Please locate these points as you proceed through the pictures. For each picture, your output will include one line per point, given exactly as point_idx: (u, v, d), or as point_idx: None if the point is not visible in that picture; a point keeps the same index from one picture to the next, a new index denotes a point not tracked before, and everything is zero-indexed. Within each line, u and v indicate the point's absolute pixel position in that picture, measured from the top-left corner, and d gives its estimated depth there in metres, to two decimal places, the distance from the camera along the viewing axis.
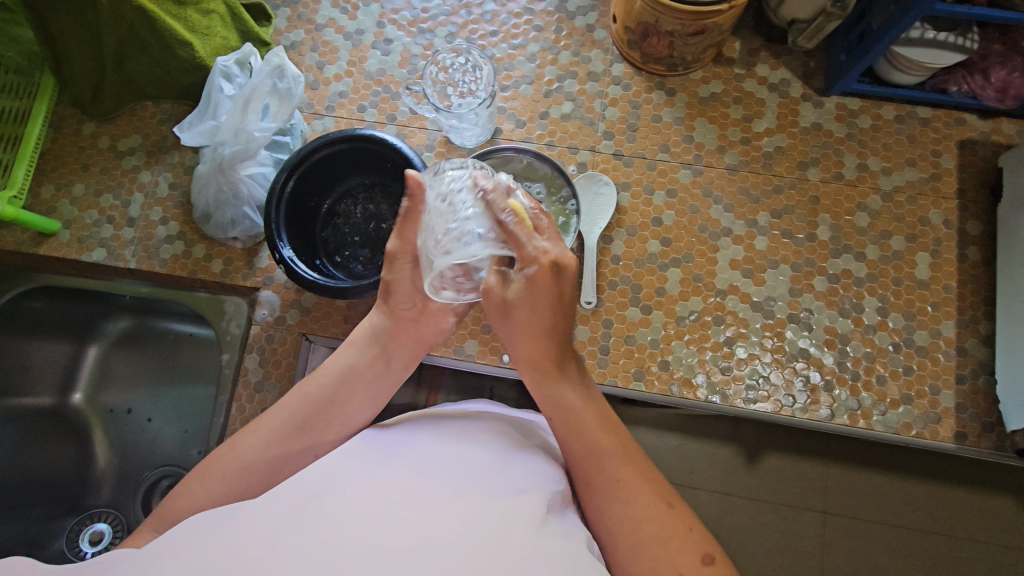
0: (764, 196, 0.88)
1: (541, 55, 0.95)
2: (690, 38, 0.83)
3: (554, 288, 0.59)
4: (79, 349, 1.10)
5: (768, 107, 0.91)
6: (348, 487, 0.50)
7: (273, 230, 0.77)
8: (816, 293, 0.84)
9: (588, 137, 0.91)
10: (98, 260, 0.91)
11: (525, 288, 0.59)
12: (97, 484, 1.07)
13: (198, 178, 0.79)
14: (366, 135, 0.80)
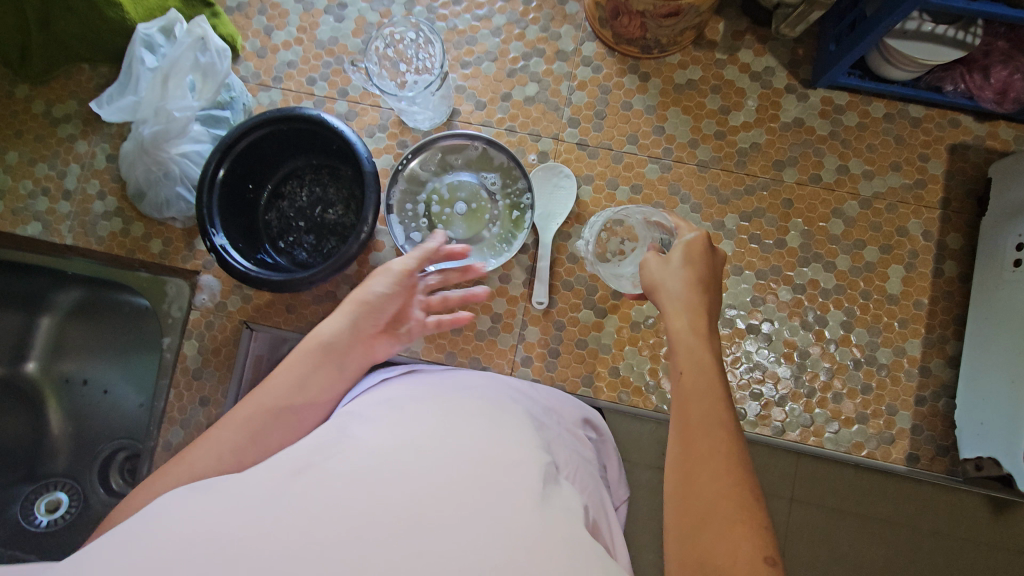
0: (734, 197, 0.82)
1: (507, 29, 0.87)
2: (663, 20, 0.75)
3: (705, 261, 0.62)
4: (33, 320, 1.09)
5: (747, 98, 0.84)
6: (360, 445, 0.47)
7: (204, 216, 0.73)
8: (779, 303, 0.80)
9: (551, 124, 0.85)
10: (33, 234, 0.87)
11: (683, 262, 0.62)
12: (54, 452, 1.08)
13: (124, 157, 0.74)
14: (304, 115, 0.75)
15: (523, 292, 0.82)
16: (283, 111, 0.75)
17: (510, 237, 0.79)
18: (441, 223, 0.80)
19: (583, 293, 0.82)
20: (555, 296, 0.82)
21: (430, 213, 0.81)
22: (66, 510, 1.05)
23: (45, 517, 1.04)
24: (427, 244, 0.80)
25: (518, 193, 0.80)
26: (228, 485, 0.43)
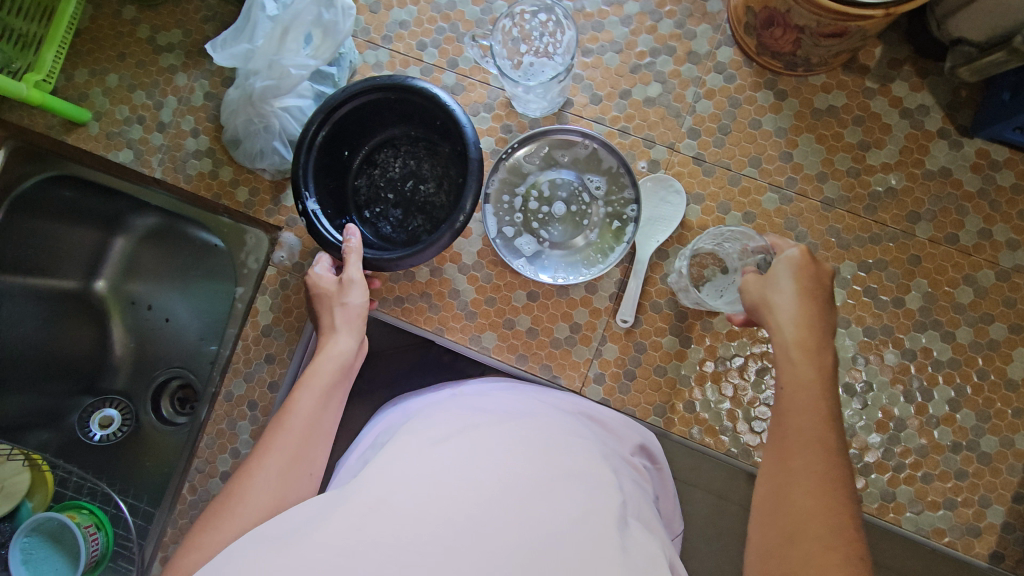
0: (856, 244, 0.75)
1: (638, 19, 0.80)
2: (823, 39, 0.67)
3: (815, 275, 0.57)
4: (107, 237, 1.03)
5: (892, 136, 0.76)
6: (409, 465, 0.50)
7: (299, 176, 0.70)
8: (883, 367, 0.74)
9: (669, 131, 0.79)
10: (124, 162, 0.86)
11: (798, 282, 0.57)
12: (115, 370, 1.05)
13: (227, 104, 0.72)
14: (416, 88, 0.70)
15: (608, 306, 0.78)
16: (395, 82, 0.70)
17: (606, 248, 0.75)
18: (536, 221, 0.76)
19: (671, 319, 0.77)
20: (642, 316, 0.78)
21: (527, 208, 0.76)
22: (119, 427, 1.02)
23: (101, 431, 1.01)
24: (519, 240, 0.76)
25: (622, 202, 0.75)
26: (321, 528, 0.45)
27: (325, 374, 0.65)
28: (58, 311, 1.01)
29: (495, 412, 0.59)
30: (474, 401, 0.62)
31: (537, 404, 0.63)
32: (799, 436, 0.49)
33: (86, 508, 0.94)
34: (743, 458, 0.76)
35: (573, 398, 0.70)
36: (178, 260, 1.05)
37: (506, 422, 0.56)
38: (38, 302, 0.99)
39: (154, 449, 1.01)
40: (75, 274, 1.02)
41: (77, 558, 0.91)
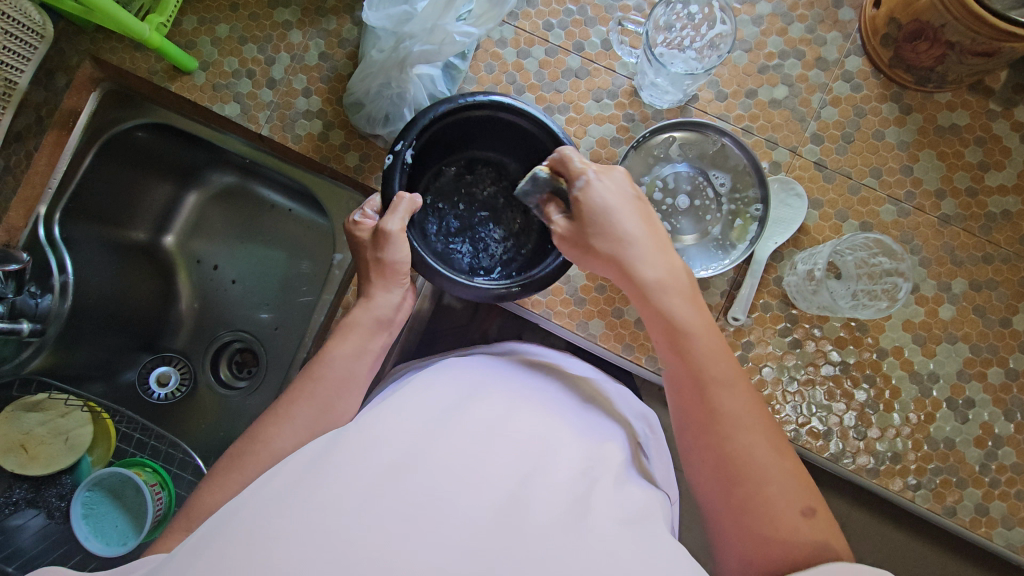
0: (969, 262, 0.77)
1: (770, 20, 0.80)
2: (970, 57, 0.68)
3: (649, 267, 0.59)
4: (179, 192, 0.97)
5: (1011, 159, 0.77)
6: (395, 427, 0.48)
7: (416, 122, 0.65)
8: (986, 384, 0.75)
9: (793, 134, 0.79)
10: (230, 115, 0.85)
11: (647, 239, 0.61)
12: (175, 327, 0.99)
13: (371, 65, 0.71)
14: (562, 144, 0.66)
15: (719, 303, 0.78)
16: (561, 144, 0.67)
17: (728, 245, 0.76)
18: (660, 212, 0.77)
19: (781, 320, 0.77)
20: (752, 316, 0.77)
21: (651, 198, 0.77)
22: (178, 385, 0.97)
23: (159, 391, 0.95)
24: None
25: (747, 201, 0.75)
26: (321, 477, 0.43)
27: (360, 327, 0.64)
28: (124, 262, 0.94)
29: (476, 377, 0.59)
30: (456, 367, 0.61)
31: (523, 371, 0.63)
32: (740, 461, 0.50)
33: (150, 466, 0.86)
34: (840, 463, 0.75)
35: (559, 358, 0.70)
36: (246, 219, 0.99)
37: (488, 387, 0.57)
38: (105, 250, 0.92)
39: (212, 413, 0.95)
40: (143, 225, 0.96)
41: (141, 517, 0.82)
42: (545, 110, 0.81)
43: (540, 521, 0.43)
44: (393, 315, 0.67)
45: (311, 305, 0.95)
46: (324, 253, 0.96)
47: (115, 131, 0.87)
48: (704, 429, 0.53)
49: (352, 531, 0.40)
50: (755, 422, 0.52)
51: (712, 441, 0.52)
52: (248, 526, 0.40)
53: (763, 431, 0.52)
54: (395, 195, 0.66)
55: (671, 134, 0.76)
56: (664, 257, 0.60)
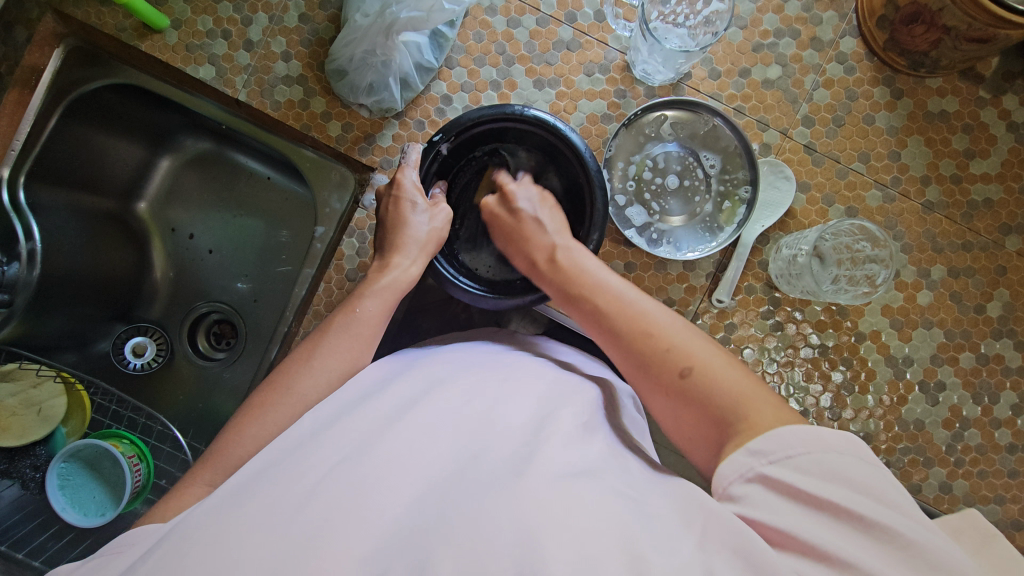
0: (949, 248, 0.78)
1: None
2: (965, 43, 0.68)
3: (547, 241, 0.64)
4: (151, 156, 0.93)
5: (996, 148, 0.78)
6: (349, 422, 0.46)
7: (453, 121, 0.67)
8: (957, 368, 0.77)
9: (784, 116, 0.78)
10: (205, 78, 0.82)
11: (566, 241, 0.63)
12: (150, 297, 0.97)
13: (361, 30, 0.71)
14: (586, 163, 0.66)
15: (704, 285, 0.78)
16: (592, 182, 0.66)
17: (715, 227, 0.76)
18: (649, 192, 0.77)
19: (764, 303, 0.78)
20: (736, 298, 0.78)
21: (640, 177, 0.77)
22: (154, 356, 0.95)
23: (134, 360, 0.93)
24: (630, 210, 0.77)
25: (736, 183, 0.75)
26: (267, 476, 0.42)
27: (391, 289, 0.62)
28: (95, 231, 0.90)
29: (440, 362, 0.57)
30: (432, 358, 0.58)
31: (494, 355, 0.60)
32: (682, 385, 0.48)
33: (127, 437, 0.84)
34: None
35: (544, 347, 0.68)
36: (220, 187, 0.95)
37: (445, 372, 0.54)
38: (75, 218, 0.87)
39: (190, 384, 0.94)
40: (114, 192, 0.92)
41: (118, 488, 0.81)
42: (536, 83, 0.79)
43: (486, 492, 0.41)
44: (411, 286, 0.65)
45: (289, 278, 0.93)
46: (304, 224, 0.93)
47: (82, 93, 0.81)
48: (616, 347, 0.54)
49: (287, 524, 0.38)
50: (650, 319, 0.53)
51: (628, 356, 0.53)
52: (188, 537, 0.38)
53: (664, 321, 0.53)
54: (439, 202, 0.70)
55: (697, 140, 0.77)
56: (549, 221, 0.66)
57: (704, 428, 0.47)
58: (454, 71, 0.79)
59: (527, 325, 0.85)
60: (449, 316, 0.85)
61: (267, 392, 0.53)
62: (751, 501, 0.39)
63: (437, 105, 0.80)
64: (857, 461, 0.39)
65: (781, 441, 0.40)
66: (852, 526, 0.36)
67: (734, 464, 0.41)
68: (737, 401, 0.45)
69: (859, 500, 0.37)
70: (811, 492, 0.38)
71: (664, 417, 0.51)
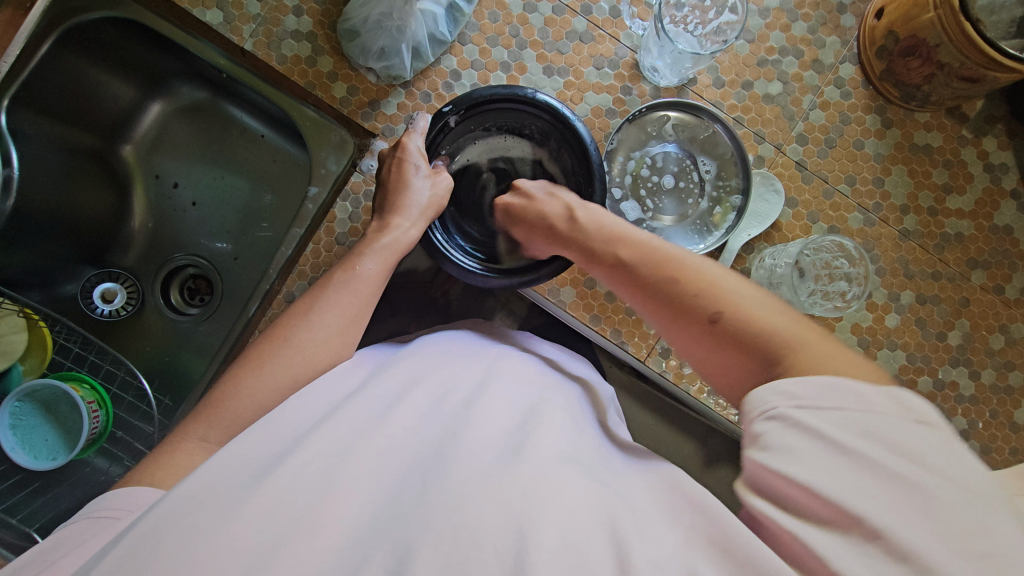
0: (920, 276, 0.81)
1: (776, 15, 0.81)
2: (956, 81, 0.71)
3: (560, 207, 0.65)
4: (143, 99, 0.90)
5: (972, 185, 0.82)
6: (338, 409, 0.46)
7: (461, 97, 0.68)
8: (915, 391, 0.81)
9: (780, 132, 0.81)
10: (210, 23, 0.81)
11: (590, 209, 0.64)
12: (126, 242, 0.94)
13: None
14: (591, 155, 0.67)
15: None
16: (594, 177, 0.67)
17: (705, 230, 0.78)
18: (644, 189, 0.79)
19: None
20: None
21: (638, 174, 0.79)
22: (124, 303, 0.92)
23: (103, 306, 0.90)
24: (624, 204, 0.79)
25: (729, 190, 0.77)
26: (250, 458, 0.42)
27: (389, 250, 0.62)
28: (79, 168, 0.87)
29: (419, 355, 0.57)
30: (419, 348, 0.59)
31: (476, 348, 0.61)
32: (726, 327, 0.46)
33: (88, 382, 0.81)
34: None
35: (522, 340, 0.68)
36: (211, 141, 0.93)
37: (426, 365, 0.55)
38: (60, 151, 0.84)
39: (158, 337, 0.92)
40: (101, 130, 0.89)
41: (73, 435, 0.78)
42: (545, 70, 0.80)
43: (469, 478, 0.41)
44: (408, 249, 0.65)
45: (275, 241, 0.92)
46: (295, 187, 0.92)
47: (79, 22, 0.76)
48: (643, 293, 0.53)
49: (276, 509, 0.38)
50: (681, 262, 0.51)
51: (653, 297, 0.51)
52: (168, 514, 0.37)
53: (698, 265, 0.51)
54: (440, 171, 0.70)
55: (691, 143, 0.79)
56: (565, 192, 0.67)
57: (741, 368, 0.45)
58: (466, 47, 0.80)
59: (510, 309, 0.86)
60: (433, 293, 0.85)
61: (256, 343, 0.53)
62: (771, 441, 0.37)
63: (445, 79, 0.80)
64: (920, 433, 0.34)
65: (815, 389, 0.38)
66: (878, 478, 0.33)
67: (758, 402, 0.40)
68: (781, 343, 0.43)
69: (894, 456, 0.33)
70: (830, 436, 0.35)
71: (700, 361, 0.48)
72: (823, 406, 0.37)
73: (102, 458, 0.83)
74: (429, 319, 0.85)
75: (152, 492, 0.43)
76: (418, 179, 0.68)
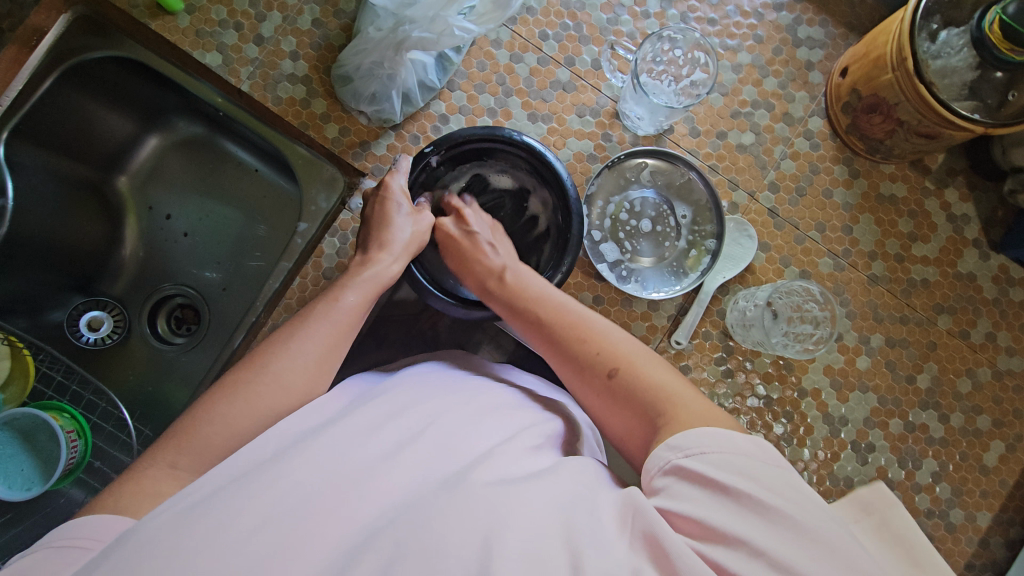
0: (888, 319, 0.84)
1: (748, 70, 0.86)
2: (915, 137, 0.76)
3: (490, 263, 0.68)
4: (140, 132, 0.92)
5: (936, 234, 0.85)
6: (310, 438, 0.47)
7: (445, 137, 0.71)
8: (887, 432, 0.83)
9: (753, 179, 0.84)
10: (210, 64, 0.84)
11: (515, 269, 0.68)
12: (116, 271, 0.95)
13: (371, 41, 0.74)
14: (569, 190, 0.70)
15: (665, 326, 0.82)
16: (571, 210, 0.69)
17: (681, 272, 0.81)
18: (623, 232, 0.82)
19: (718, 349, 0.82)
20: (693, 341, 0.82)
21: (617, 217, 0.82)
22: (109, 332, 0.92)
23: (88, 334, 0.90)
24: (604, 246, 0.81)
25: (703, 234, 0.81)
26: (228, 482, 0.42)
27: (372, 285, 0.64)
28: (75, 201, 0.89)
29: (396, 386, 0.57)
30: (397, 380, 0.59)
31: (455, 379, 0.61)
32: (629, 387, 0.50)
33: (68, 412, 0.81)
34: None
35: (503, 371, 0.69)
36: (204, 172, 0.95)
37: (403, 396, 0.55)
38: (55, 184, 0.86)
39: (143, 365, 0.92)
40: (97, 162, 0.90)
41: (50, 465, 0.78)
42: (529, 116, 0.84)
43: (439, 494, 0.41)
44: (391, 284, 0.67)
45: (263, 271, 0.94)
46: (285, 219, 0.94)
47: (81, 61, 0.80)
48: (557, 353, 0.57)
49: (252, 532, 0.38)
50: (585, 323, 0.57)
51: (562, 357, 0.56)
52: (147, 542, 0.37)
53: (599, 326, 0.56)
54: (423, 208, 0.73)
55: (663, 186, 0.82)
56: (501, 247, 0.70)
57: (636, 423, 0.49)
58: (455, 93, 0.83)
59: (492, 345, 0.87)
60: (418, 328, 0.87)
61: (241, 374, 0.54)
62: (669, 493, 0.41)
63: (433, 123, 0.84)
64: (773, 467, 0.40)
65: (701, 439, 0.42)
66: (752, 509, 0.38)
67: (656, 458, 0.43)
68: (662, 399, 0.48)
69: (757, 488, 0.39)
70: (710, 476, 0.40)
71: (603, 419, 0.53)
72: (712, 450, 0.41)
73: (79, 487, 0.82)
74: (414, 353, 0.86)
75: (127, 523, 0.43)
76: (401, 217, 0.70)
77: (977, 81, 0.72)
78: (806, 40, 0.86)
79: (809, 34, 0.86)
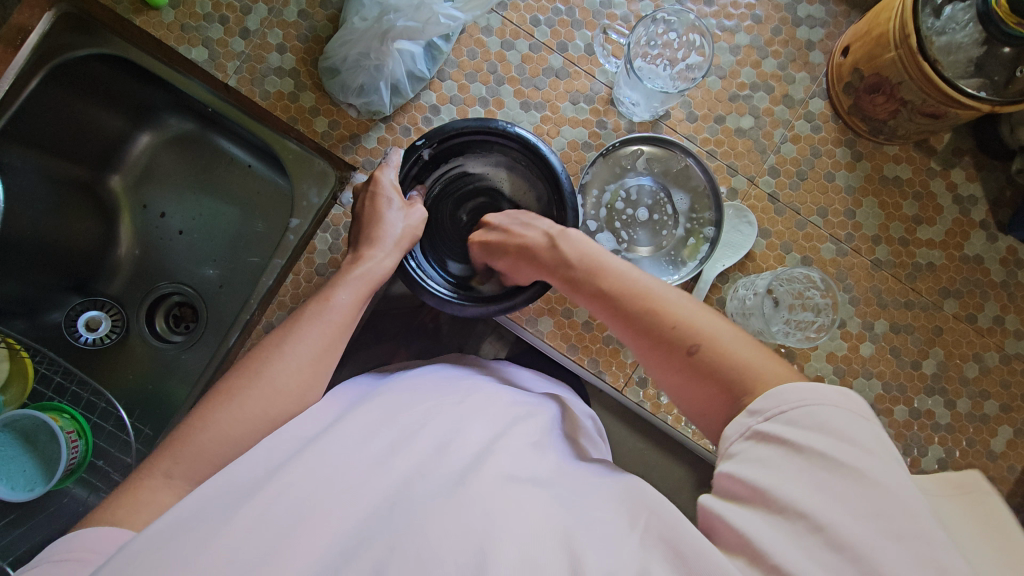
0: (893, 305, 0.82)
1: (746, 52, 0.83)
2: (919, 116, 0.73)
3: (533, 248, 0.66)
4: (132, 130, 0.91)
5: (942, 217, 0.83)
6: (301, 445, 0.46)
7: (435, 130, 0.69)
8: (892, 419, 0.82)
9: (753, 164, 0.82)
10: (196, 60, 0.83)
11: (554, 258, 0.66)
12: (112, 270, 0.95)
13: (356, 31, 0.74)
14: (564, 185, 0.69)
15: None
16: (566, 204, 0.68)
17: (679, 261, 0.79)
18: (619, 221, 0.81)
19: None
20: None
21: (613, 206, 0.81)
22: (108, 331, 0.92)
23: (87, 334, 0.90)
24: (599, 236, 0.81)
25: (702, 222, 0.79)
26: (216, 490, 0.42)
27: (364, 281, 0.63)
28: (69, 202, 0.88)
29: (391, 389, 0.57)
30: (391, 383, 0.59)
31: (450, 379, 0.61)
32: (710, 361, 0.46)
33: (68, 413, 0.81)
34: None
35: (502, 369, 0.69)
36: (197, 169, 0.95)
37: (399, 398, 0.54)
38: (48, 185, 0.85)
39: (143, 364, 0.92)
40: (89, 161, 0.90)
41: (51, 466, 0.78)
42: (522, 104, 0.82)
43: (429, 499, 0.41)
44: (383, 279, 0.66)
45: (259, 267, 0.93)
46: (279, 214, 0.93)
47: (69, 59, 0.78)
48: (626, 326, 0.52)
49: (243, 540, 0.38)
50: (657, 295, 0.52)
51: (635, 329, 0.51)
52: (134, 554, 0.37)
53: (673, 298, 0.52)
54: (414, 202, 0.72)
55: (660, 173, 0.81)
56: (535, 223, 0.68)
57: (720, 398, 0.45)
58: (445, 83, 0.82)
59: (489, 339, 0.86)
60: (414, 323, 0.86)
61: (230, 375, 0.53)
62: (743, 457, 0.39)
63: (424, 114, 0.82)
64: (866, 423, 0.37)
65: (783, 396, 0.39)
66: (831, 471, 0.35)
67: (735, 425, 0.41)
68: (747, 373, 0.44)
69: (842, 446, 0.35)
70: (793, 439, 0.37)
71: (679, 394, 0.48)
72: (790, 412, 0.38)
73: (81, 487, 0.82)
74: (410, 348, 0.85)
75: (115, 527, 0.43)
76: (393, 211, 0.69)
77: (984, 58, 0.69)
78: (806, 19, 0.84)
79: (810, 12, 0.84)
